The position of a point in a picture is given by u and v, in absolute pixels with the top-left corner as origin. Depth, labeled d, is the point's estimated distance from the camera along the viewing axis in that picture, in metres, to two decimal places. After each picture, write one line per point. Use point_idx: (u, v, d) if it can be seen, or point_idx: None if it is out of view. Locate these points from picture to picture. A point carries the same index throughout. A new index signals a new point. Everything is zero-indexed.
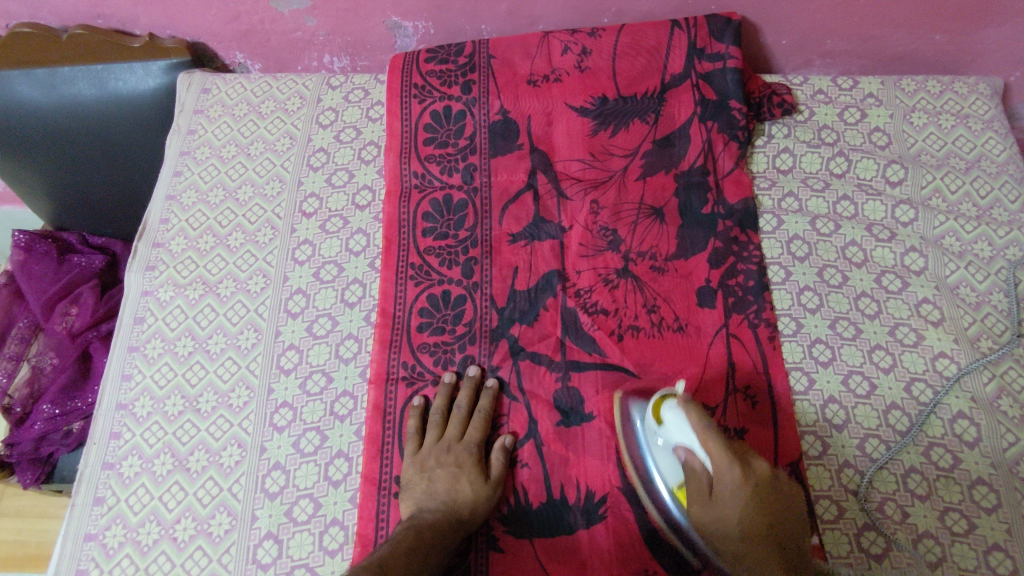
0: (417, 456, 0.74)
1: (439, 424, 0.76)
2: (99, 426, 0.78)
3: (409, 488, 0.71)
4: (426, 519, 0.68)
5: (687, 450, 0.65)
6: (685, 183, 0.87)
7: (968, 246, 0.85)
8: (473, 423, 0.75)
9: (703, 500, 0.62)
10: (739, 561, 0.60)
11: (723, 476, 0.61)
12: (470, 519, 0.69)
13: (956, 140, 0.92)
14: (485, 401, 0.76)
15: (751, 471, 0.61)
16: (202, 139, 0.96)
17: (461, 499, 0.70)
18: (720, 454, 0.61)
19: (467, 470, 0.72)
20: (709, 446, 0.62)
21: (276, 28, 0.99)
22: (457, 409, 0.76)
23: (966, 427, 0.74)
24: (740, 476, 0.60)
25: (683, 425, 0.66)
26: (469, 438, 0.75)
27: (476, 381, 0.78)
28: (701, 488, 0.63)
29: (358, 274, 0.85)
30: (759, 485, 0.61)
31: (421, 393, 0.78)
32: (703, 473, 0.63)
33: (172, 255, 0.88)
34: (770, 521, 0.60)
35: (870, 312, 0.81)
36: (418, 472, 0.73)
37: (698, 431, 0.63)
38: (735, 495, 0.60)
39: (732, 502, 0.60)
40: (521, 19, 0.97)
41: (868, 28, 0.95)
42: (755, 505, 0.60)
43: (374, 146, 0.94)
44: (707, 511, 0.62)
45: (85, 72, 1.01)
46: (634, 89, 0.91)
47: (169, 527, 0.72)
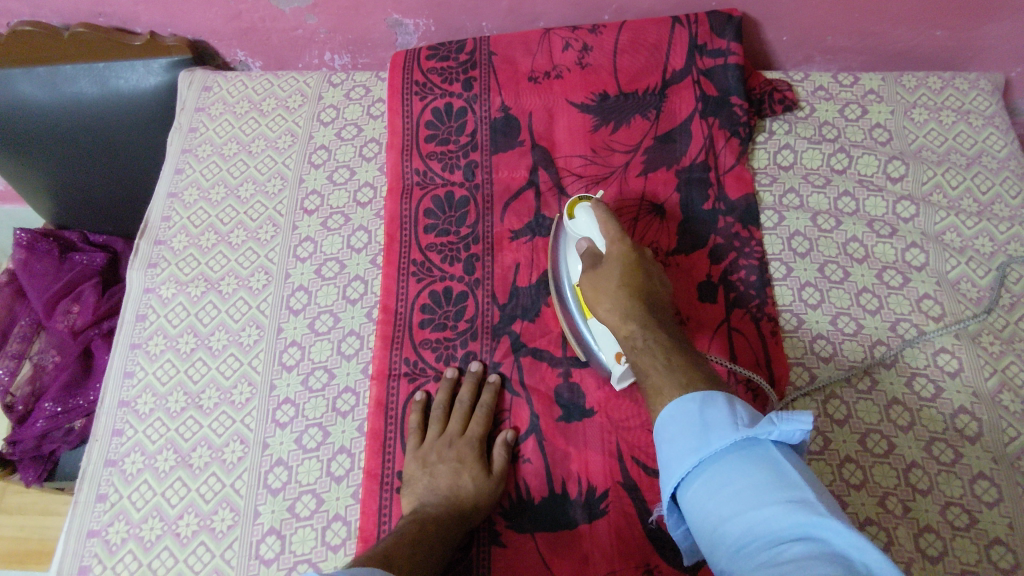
0: (419, 451, 0.74)
1: (442, 420, 0.76)
2: (102, 423, 0.78)
3: (411, 483, 0.71)
4: (429, 512, 0.68)
5: (590, 240, 0.74)
6: (687, 180, 0.87)
7: (969, 242, 0.85)
8: (475, 418, 0.75)
9: (592, 265, 0.72)
10: (626, 339, 0.67)
11: (610, 237, 0.72)
12: (472, 513, 0.69)
13: (957, 136, 0.92)
14: (487, 397, 0.76)
15: (636, 249, 0.72)
16: (203, 137, 0.96)
17: (464, 493, 0.69)
18: (613, 233, 0.72)
19: (470, 465, 0.72)
20: (604, 226, 0.73)
21: (277, 26, 0.99)
22: (460, 404, 0.76)
23: (968, 422, 0.74)
24: (619, 243, 0.71)
25: (596, 248, 0.73)
26: (471, 432, 0.74)
27: (479, 377, 0.78)
28: (594, 274, 0.71)
29: (360, 271, 0.85)
30: (636, 261, 0.71)
31: (424, 389, 0.78)
32: (602, 288, 0.70)
33: (174, 252, 0.88)
34: (647, 300, 0.69)
35: (872, 307, 0.82)
36: (420, 467, 0.72)
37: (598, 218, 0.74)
38: (617, 271, 0.70)
39: (614, 263, 0.71)
40: (522, 16, 0.97)
41: (869, 25, 0.95)
42: (630, 284, 0.69)
43: (375, 143, 0.94)
44: (601, 299, 0.70)
45: (85, 70, 1.01)
46: (635, 86, 0.91)
47: (172, 523, 0.72)
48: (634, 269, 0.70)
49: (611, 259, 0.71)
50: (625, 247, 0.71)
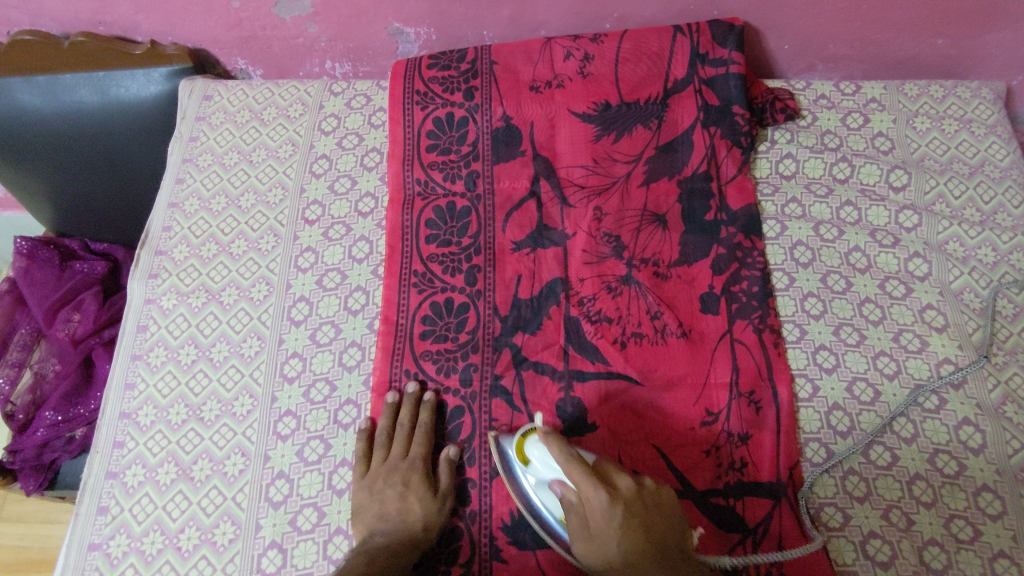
0: (367, 478, 0.73)
1: (384, 444, 0.75)
2: (103, 434, 0.78)
3: (360, 513, 0.70)
4: (380, 542, 0.67)
5: (561, 482, 0.67)
6: (689, 190, 0.87)
7: (972, 251, 0.85)
8: (416, 439, 0.75)
9: (582, 527, 0.65)
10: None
11: (590, 498, 0.63)
12: (423, 535, 0.69)
13: (960, 144, 0.92)
14: (425, 416, 0.76)
15: (617, 490, 0.64)
16: (204, 146, 0.96)
17: (413, 517, 0.70)
18: (583, 481, 0.63)
19: (416, 488, 0.72)
20: (572, 472, 0.64)
21: (278, 34, 0.99)
22: (400, 426, 0.75)
23: (971, 433, 0.74)
24: (606, 499, 0.62)
25: (571, 494, 0.66)
26: (415, 455, 0.74)
27: (415, 398, 0.77)
28: (582, 521, 0.65)
29: (361, 282, 0.85)
30: (627, 501, 0.63)
31: (368, 415, 0.77)
32: (598, 555, 0.63)
33: (175, 263, 0.88)
34: (650, 541, 0.62)
35: (875, 318, 0.81)
36: (367, 495, 0.72)
37: (560, 462, 0.65)
38: (615, 525, 0.62)
39: (603, 526, 0.63)
40: (523, 25, 0.97)
41: (871, 33, 0.95)
42: (630, 538, 0.62)
43: (376, 153, 0.94)
44: (601, 564, 0.63)
45: (86, 79, 1.01)
46: (636, 95, 0.91)
47: (173, 536, 0.72)
48: (635, 522, 0.62)
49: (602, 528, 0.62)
50: (613, 510, 0.62)
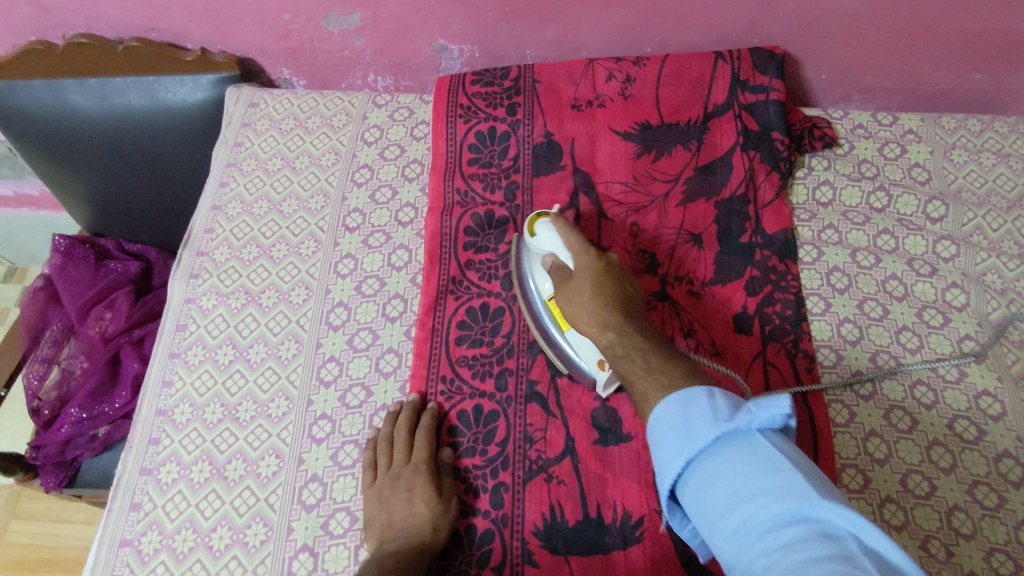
0: (374, 487, 0.72)
1: (389, 451, 0.74)
2: (139, 431, 0.79)
3: (372, 522, 0.70)
4: (388, 548, 0.66)
5: (555, 256, 0.75)
6: (726, 211, 0.88)
7: (1011, 284, 0.85)
8: (418, 444, 0.73)
9: (564, 279, 0.73)
10: (609, 349, 0.68)
11: (581, 265, 0.72)
12: (433, 538, 0.68)
13: (997, 178, 0.92)
14: (425, 419, 0.75)
15: (603, 258, 0.73)
16: (248, 152, 0.98)
17: (419, 520, 0.68)
18: (578, 247, 0.73)
19: (420, 490, 0.70)
20: (571, 240, 0.74)
21: (325, 46, 1.02)
22: (398, 433, 0.74)
23: (1011, 467, 0.73)
24: (592, 258, 0.72)
25: (562, 265, 0.74)
26: (417, 458, 0.72)
27: (416, 405, 0.77)
28: (565, 276, 0.73)
29: (399, 289, 0.86)
30: (607, 271, 0.72)
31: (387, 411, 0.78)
32: (572, 300, 0.71)
33: (216, 264, 0.89)
34: (619, 297, 0.71)
35: (912, 346, 0.81)
36: (376, 504, 0.71)
37: (564, 238, 0.74)
38: (592, 277, 0.71)
39: (586, 275, 0.71)
40: (565, 46, 0.99)
41: (909, 65, 0.96)
42: (600, 300, 0.70)
43: (417, 164, 0.95)
44: (569, 305, 0.71)
45: (136, 83, 1.04)
46: (676, 117, 0.92)
47: (205, 536, 0.72)
48: (608, 287, 0.71)
49: (580, 274, 0.71)
50: (592, 262, 0.72)
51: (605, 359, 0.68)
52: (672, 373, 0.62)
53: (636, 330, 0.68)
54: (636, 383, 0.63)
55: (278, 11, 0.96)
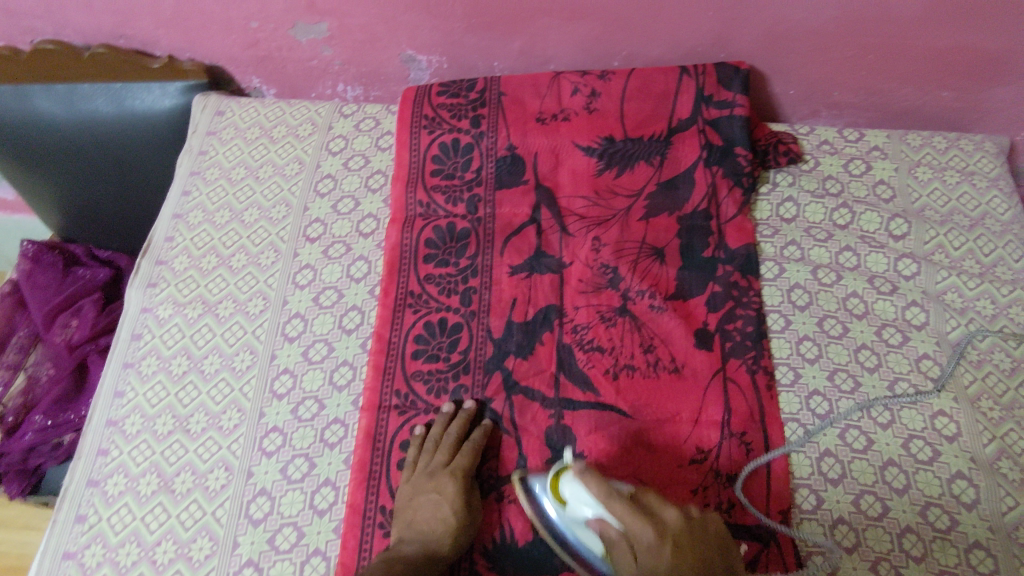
0: (408, 483, 0.73)
1: (431, 451, 0.74)
2: (88, 442, 0.78)
3: (395, 517, 0.71)
4: (404, 548, 0.67)
5: (601, 520, 0.65)
6: (688, 227, 0.87)
7: (970, 303, 0.84)
8: (462, 452, 0.73)
9: (630, 556, 0.62)
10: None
11: (636, 531, 0.62)
12: (451, 547, 0.68)
13: (961, 196, 0.92)
14: (477, 432, 0.75)
15: (661, 522, 0.62)
16: (212, 160, 0.97)
17: (442, 526, 0.68)
18: (623, 514, 0.62)
19: (451, 497, 0.70)
20: (612, 508, 0.63)
21: (293, 56, 1.02)
22: (447, 436, 0.74)
23: (965, 488, 0.73)
24: (654, 535, 0.61)
25: (606, 526, 0.64)
26: (456, 465, 0.72)
27: (472, 413, 0.77)
28: (626, 550, 0.63)
29: (358, 301, 0.85)
30: (674, 532, 0.62)
31: (422, 423, 0.77)
32: (633, 563, 0.62)
33: (174, 273, 0.88)
34: (690, 538, 0.62)
35: (870, 364, 0.81)
36: (406, 501, 0.72)
37: (598, 497, 0.64)
38: (661, 549, 0.60)
39: (653, 535, 0.61)
40: (533, 58, 0.99)
41: (876, 82, 0.96)
42: (679, 550, 0.60)
43: (381, 175, 0.95)
44: (633, 565, 0.62)
45: (104, 90, 1.03)
46: (641, 132, 0.92)
47: (149, 549, 0.71)
48: (685, 539, 0.61)
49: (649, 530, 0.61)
50: (658, 541, 0.61)
51: None
52: None
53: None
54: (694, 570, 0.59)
55: (246, 19, 0.96)
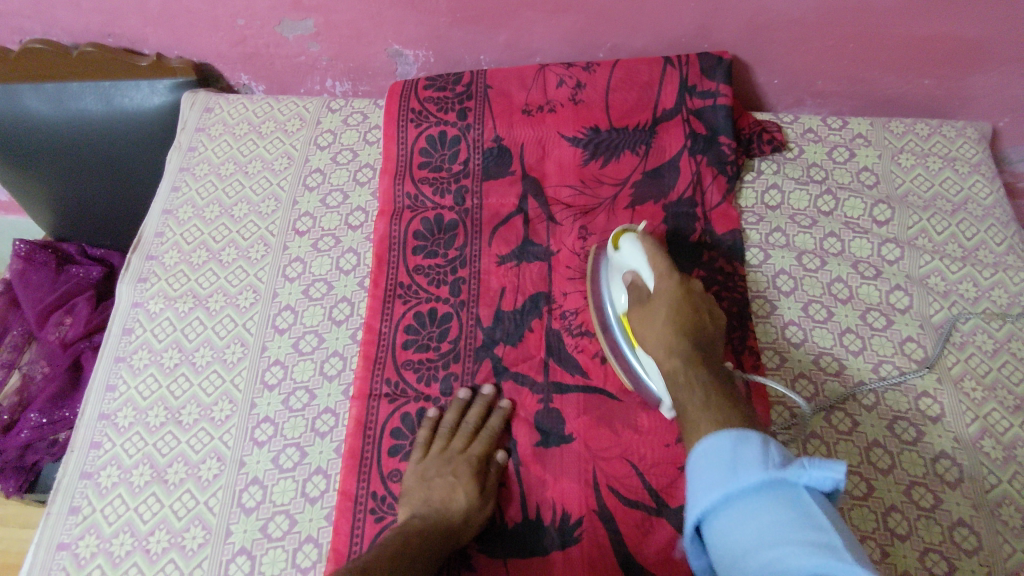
0: (420, 465, 0.73)
1: (446, 436, 0.75)
2: (80, 435, 0.78)
3: (408, 496, 0.71)
4: (416, 524, 0.67)
5: (636, 275, 0.72)
6: (674, 215, 0.88)
7: (953, 286, 0.85)
8: (478, 439, 0.75)
9: (643, 310, 0.70)
10: (672, 374, 0.63)
11: (660, 285, 0.69)
12: (461, 528, 0.68)
13: (943, 182, 0.93)
14: (494, 422, 0.76)
15: (686, 282, 0.69)
16: (201, 156, 0.98)
17: (455, 507, 0.69)
18: (662, 269, 0.70)
19: (465, 481, 0.71)
20: (655, 262, 0.70)
21: (281, 53, 1.02)
22: (466, 425, 0.76)
23: (948, 467, 0.74)
24: (664, 300, 0.68)
25: (642, 287, 0.71)
26: (472, 452, 0.74)
27: (488, 400, 0.77)
28: (639, 305, 0.70)
29: (347, 293, 0.86)
30: (682, 300, 0.68)
31: (436, 408, 0.78)
32: (648, 330, 0.68)
33: (165, 268, 0.89)
34: (696, 334, 0.66)
35: (854, 348, 0.82)
36: (417, 481, 0.72)
37: (648, 255, 0.71)
38: (665, 303, 0.68)
39: (664, 301, 0.68)
40: (518, 51, 1.00)
41: (858, 71, 0.97)
42: (675, 320, 0.67)
43: (370, 168, 0.96)
44: (647, 325, 0.68)
45: (92, 88, 1.04)
46: (626, 121, 0.92)
47: (142, 539, 0.72)
48: (687, 309, 0.67)
49: (659, 295, 0.68)
50: (674, 284, 0.69)
51: (670, 344, 0.65)
52: (717, 398, 0.59)
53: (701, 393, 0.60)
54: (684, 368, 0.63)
55: (233, 17, 0.96)
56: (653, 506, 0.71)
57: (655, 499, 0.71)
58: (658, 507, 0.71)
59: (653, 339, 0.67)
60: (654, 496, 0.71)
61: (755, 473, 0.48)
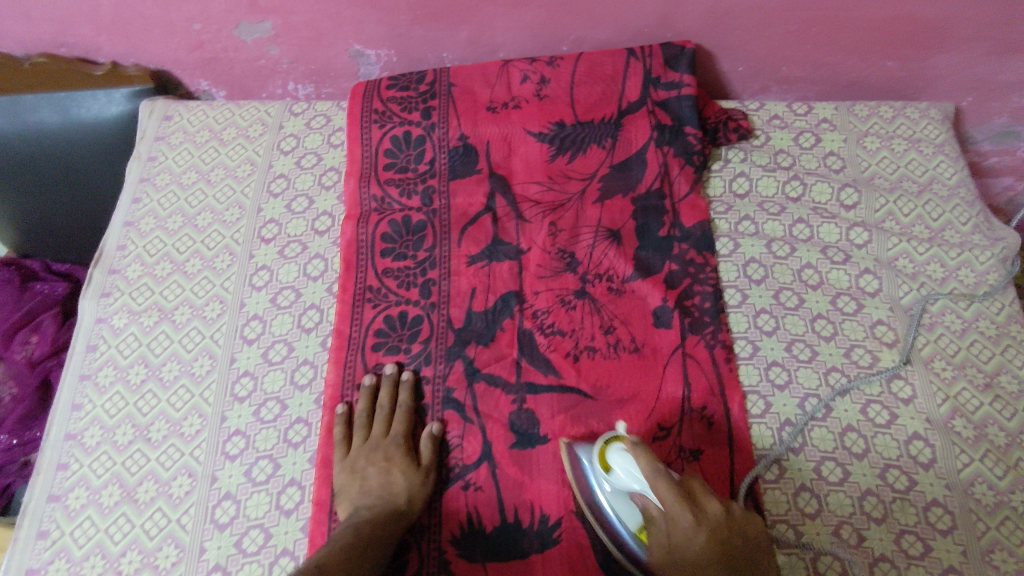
0: (347, 460, 0.73)
1: (364, 425, 0.76)
2: (47, 457, 0.77)
3: (344, 492, 0.71)
4: (362, 515, 0.68)
5: (645, 498, 0.62)
6: (643, 208, 0.88)
7: (921, 267, 0.86)
8: (397, 419, 0.76)
9: (667, 550, 0.59)
10: (695, 567, 0.57)
11: (676, 519, 0.58)
12: (407, 506, 0.70)
13: (909, 163, 0.94)
14: (405, 396, 0.77)
15: (704, 513, 0.59)
16: (162, 166, 0.96)
17: (395, 489, 0.70)
18: (657, 473, 0.60)
19: (398, 462, 0.72)
20: (659, 488, 0.59)
21: (240, 56, 1.01)
22: (380, 408, 0.77)
23: (921, 449, 0.74)
24: (691, 520, 0.58)
25: (646, 501, 0.62)
26: (395, 432, 0.75)
27: (394, 378, 0.79)
28: (660, 533, 0.60)
29: (316, 300, 0.85)
30: (716, 527, 0.58)
31: (346, 401, 0.78)
32: (667, 563, 0.59)
33: (128, 282, 0.87)
34: (736, 563, 0.57)
35: (826, 333, 0.82)
36: (349, 475, 0.72)
37: (643, 473, 0.61)
38: (695, 539, 0.57)
39: (688, 542, 0.57)
40: (481, 47, 0.99)
41: (822, 55, 0.97)
42: (716, 543, 0.57)
43: (335, 172, 0.95)
44: (670, 572, 0.59)
45: (48, 100, 1.01)
46: (591, 115, 0.92)
47: (114, 561, 0.70)
48: (722, 544, 0.57)
49: (686, 532, 0.58)
50: (695, 518, 0.58)
51: None
52: None
53: None
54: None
55: (188, 21, 0.94)
56: None
57: None
58: None
59: (682, 572, 0.58)
60: None
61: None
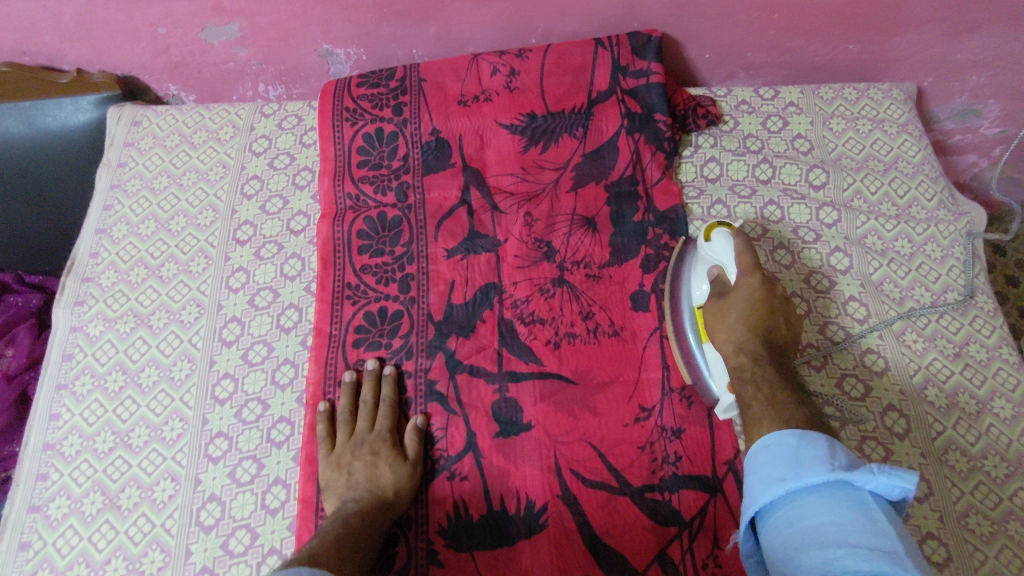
0: (332, 456, 0.73)
1: (348, 421, 0.76)
2: (25, 468, 0.76)
3: (330, 487, 0.71)
4: (351, 509, 0.68)
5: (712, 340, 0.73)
6: (617, 195, 0.89)
7: (889, 244, 0.88)
8: (381, 413, 0.76)
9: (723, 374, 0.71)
10: (737, 355, 0.67)
11: (743, 283, 0.70)
12: (395, 499, 0.70)
13: (874, 143, 0.96)
14: (388, 390, 0.77)
15: (766, 281, 0.70)
16: (132, 172, 0.95)
17: (383, 482, 0.70)
18: (748, 263, 0.71)
19: (384, 456, 0.72)
20: (740, 257, 0.71)
21: (207, 59, 1.00)
22: (364, 403, 0.76)
23: (896, 419, 0.76)
24: (750, 275, 0.70)
25: (724, 274, 0.73)
26: (380, 426, 0.75)
27: (376, 373, 0.78)
28: (716, 297, 0.72)
29: (294, 299, 0.85)
30: (755, 301, 0.69)
31: (327, 399, 0.77)
32: (719, 321, 0.71)
33: (102, 289, 0.86)
34: (777, 353, 0.67)
35: (800, 311, 0.83)
36: (335, 471, 0.72)
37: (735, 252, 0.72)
38: (743, 291, 0.70)
39: (742, 294, 0.70)
40: (450, 42, 0.99)
41: (785, 40, 0.99)
42: (752, 322, 0.68)
43: (308, 171, 0.95)
44: (716, 325, 0.71)
45: (11, 110, 1.01)
46: (562, 106, 0.92)
47: (98, 569, 0.70)
48: (766, 309, 0.69)
49: (737, 291, 0.70)
50: (755, 281, 0.70)
51: (744, 351, 0.67)
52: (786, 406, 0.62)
53: (774, 401, 0.62)
54: (754, 410, 0.63)
55: (153, 26, 0.94)
56: (616, 485, 0.72)
57: (617, 478, 0.72)
58: (620, 487, 0.72)
59: (727, 333, 0.69)
60: (616, 476, 0.72)
61: (820, 473, 0.51)
